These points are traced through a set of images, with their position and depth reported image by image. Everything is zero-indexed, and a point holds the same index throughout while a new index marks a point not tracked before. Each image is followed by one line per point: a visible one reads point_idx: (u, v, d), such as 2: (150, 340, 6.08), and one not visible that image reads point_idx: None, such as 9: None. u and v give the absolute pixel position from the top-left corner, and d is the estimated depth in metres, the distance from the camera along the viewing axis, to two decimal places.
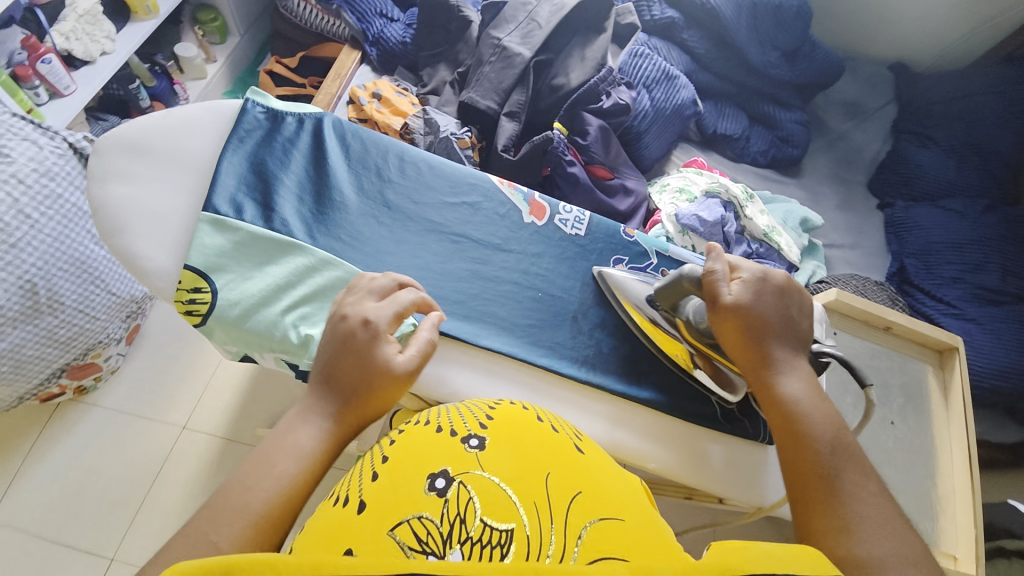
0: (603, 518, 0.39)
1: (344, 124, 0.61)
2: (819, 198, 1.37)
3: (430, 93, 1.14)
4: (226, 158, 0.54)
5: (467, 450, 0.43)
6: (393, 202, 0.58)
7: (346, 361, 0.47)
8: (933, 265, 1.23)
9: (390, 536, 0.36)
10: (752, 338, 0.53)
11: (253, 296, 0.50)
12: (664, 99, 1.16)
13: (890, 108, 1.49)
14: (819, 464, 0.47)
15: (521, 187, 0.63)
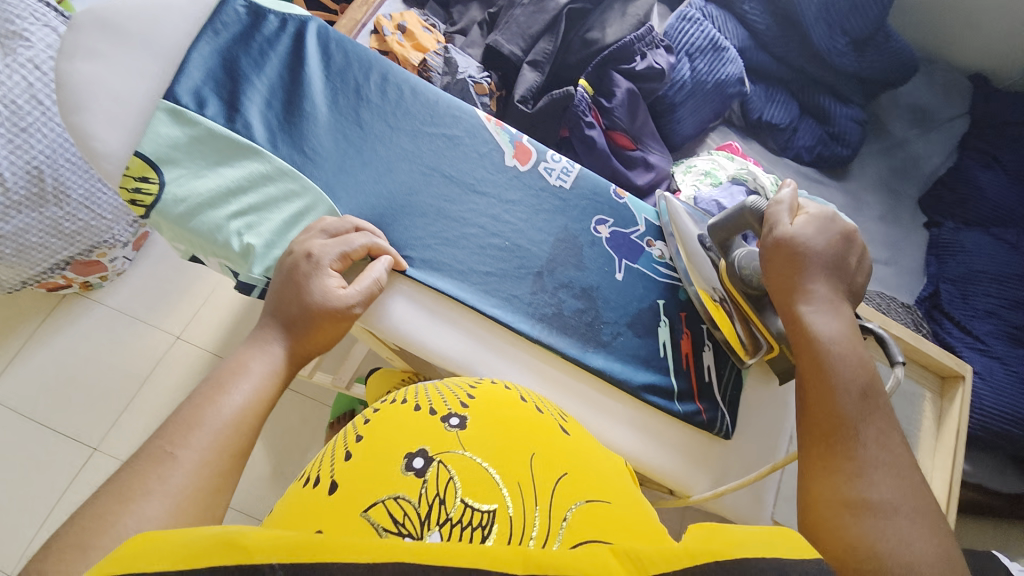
0: (592, 500, 0.35)
1: (332, 34, 0.62)
2: (862, 207, 1.26)
3: (458, 32, 1.08)
4: (197, 50, 0.55)
5: (447, 429, 0.39)
6: (364, 118, 0.59)
7: (290, 293, 0.49)
8: (971, 295, 1.13)
9: (362, 517, 0.32)
10: (805, 279, 0.51)
11: (200, 195, 0.51)
12: (707, 71, 1.06)
13: (961, 121, 1.34)
14: (845, 411, 0.46)
15: (507, 127, 0.62)
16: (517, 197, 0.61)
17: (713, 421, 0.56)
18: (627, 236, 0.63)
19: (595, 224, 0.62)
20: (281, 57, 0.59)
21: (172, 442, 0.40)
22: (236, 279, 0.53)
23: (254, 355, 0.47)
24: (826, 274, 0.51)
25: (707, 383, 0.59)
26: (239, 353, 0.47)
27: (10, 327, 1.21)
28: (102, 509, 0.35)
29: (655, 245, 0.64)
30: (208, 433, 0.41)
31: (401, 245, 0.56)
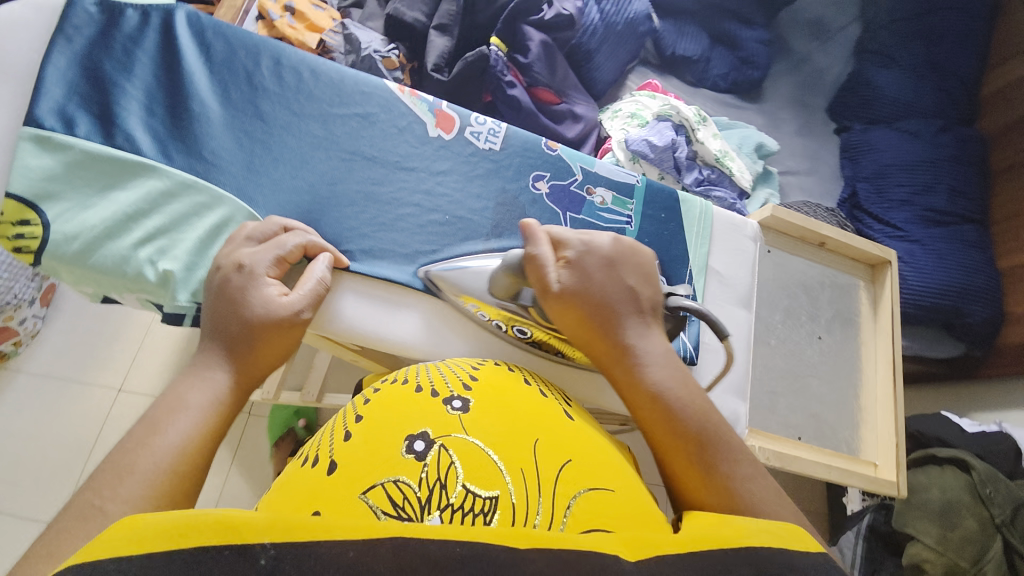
0: (592, 486, 0.37)
1: (207, 19, 0.56)
2: (778, 124, 1.33)
3: (354, 6, 1.01)
4: (51, 61, 0.49)
5: (450, 412, 0.40)
6: (265, 111, 0.54)
7: (223, 308, 0.45)
8: (884, 188, 1.20)
9: (362, 500, 0.33)
10: (599, 327, 0.48)
11: (95, 228, 0.46)
12: (616, 12, 1.05)
13: (854, 27, 1.43)
14: (687, 458, 0.42)
15: (424, 95, 0.58)
16: (450, 168, 0.58)
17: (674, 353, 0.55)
18: (568, 187, 0.60)
19: (533, 180, 0.59)
20: (154, 56, 0.53)
21: (108, 491, 0.36)
22: (161, 311, 0.49)
23: (195, 387, 0.43)
24: (614, 307, 0.48)
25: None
26: (176, 387, 0.43)
27: None
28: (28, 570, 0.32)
29: (595, 192, 0.60)
30: (142, 478, 0.37)
31: (336, 240, 0.53)
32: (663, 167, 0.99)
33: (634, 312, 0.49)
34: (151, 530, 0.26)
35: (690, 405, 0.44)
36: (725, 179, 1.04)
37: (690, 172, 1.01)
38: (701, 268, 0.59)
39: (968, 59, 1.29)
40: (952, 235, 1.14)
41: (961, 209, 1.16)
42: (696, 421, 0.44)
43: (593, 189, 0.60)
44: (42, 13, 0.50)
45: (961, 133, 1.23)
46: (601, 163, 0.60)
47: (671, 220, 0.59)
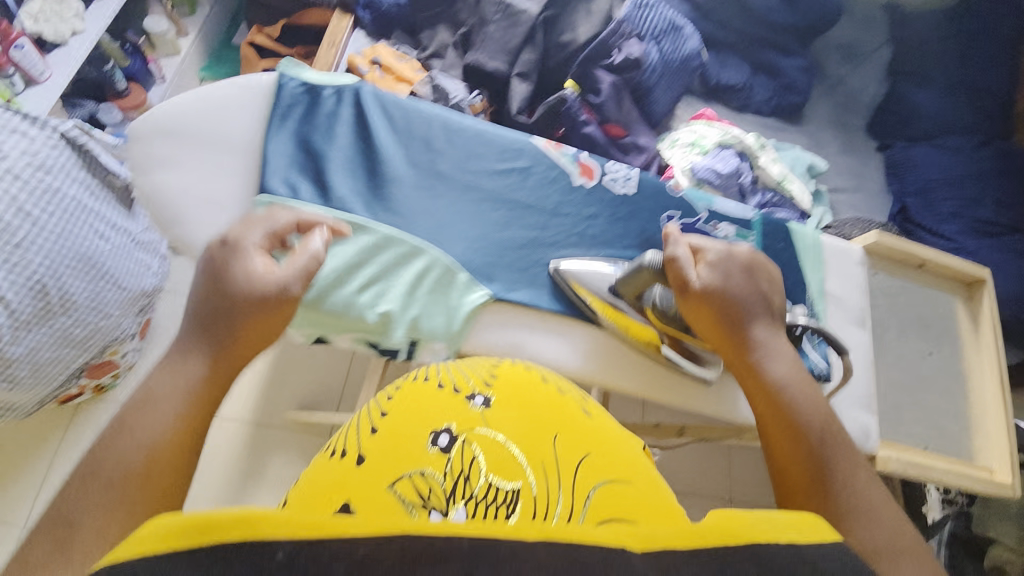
0: (609, 479, 0.48)
1: (386, 92, 0.67)
2: (822, 144, 1.39)
3: (432, 57, 1.09)
4: (273, 137, 0.61)
5: (473, 409, 0.51)
6: (438, 166, 0.64)
7: (205, 290, 0.50)
8: (933, 202, 1.26)
9: (392, 490, 0.46)
10: (727, 324, 0.54)
11: (327, 279, 0.58)
12: (672, 50, 1.13)
13: (885, 50, 1.48)
14: (805, 453, 0.47)
15: (569, 148, 0.66)
16: (589, 209, 0.65)
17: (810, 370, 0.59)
18: (694, 226, 0.65)
19: (664, 221, 0.65)
20: (349, 124, 0.64)
21: (139, 464, 0.42)
22: (377, 348, 0.59)
23: (175, 374, 0.47)
24: (746, 309, 0.54)
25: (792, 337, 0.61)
26: (155, 377, 0.47)
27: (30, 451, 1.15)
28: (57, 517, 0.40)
29: (719, 228, 0.64)
30: (119, 465, 0.42)
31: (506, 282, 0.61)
32: (727, 192, 1.05)
33: (766, 317, 0.55)
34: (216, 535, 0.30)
35: (813, 406, 0.49)
36: (786, 201, 1.09)
37: (752, 196, 1.08)
38: (820, 293, 0.63)
39: (1001, 77, 1.37)
40: (1005, 246, 1.20)
41: (1009, 219, 1.22)
42: (818, 424, 0.48)
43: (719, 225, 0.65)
44: (257, 97, 0.63)
45: (1002, 147, 1.31)
46: (721, 202, 0.65)
47: (789, 250, 0.63)
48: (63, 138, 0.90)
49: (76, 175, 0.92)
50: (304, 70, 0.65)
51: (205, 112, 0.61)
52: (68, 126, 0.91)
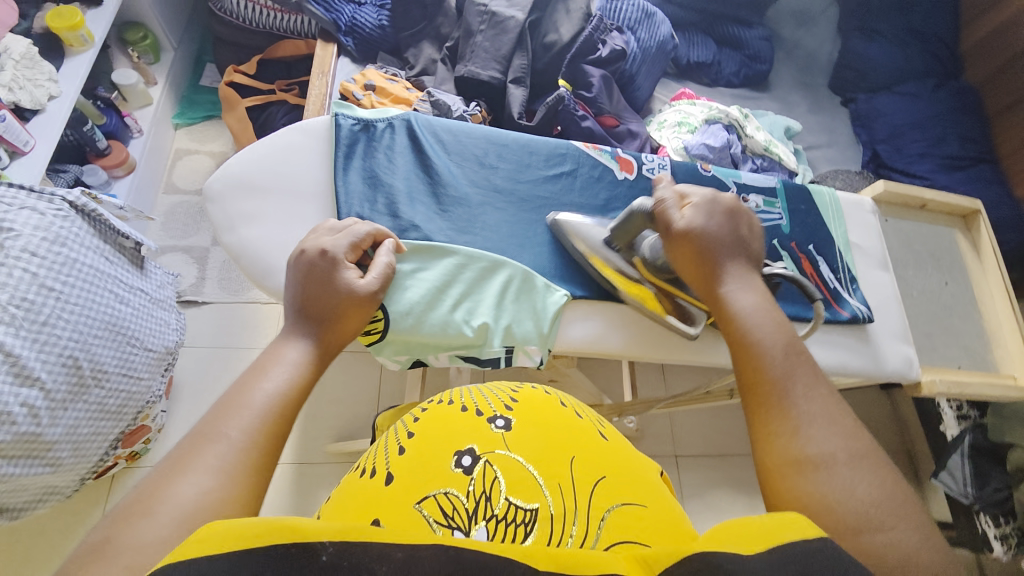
0: (626, 501, 0.40)
1: (431, 120, 0.74)
2: (791, 106, 1.47)
3: (422, 74, 1.11)
4: (341, 170, 0.67)
5: (493, 430, 0.44)
6: (493, 180, 0.71)
7: (312, 284, 0.50)
8: (902, 146, 1.35)
9: (417, 510, 0.38)
10: (697, 260, 0.56)
11: (423, 305, 0.61)
12: (648, 38, 1.17)
13: (832, 11, 1.57)
14: (771, 371, 0.46)
15: (606, 147, 0.75)
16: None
17: (855, 316, 0.65)
18: None
19: None
20: (407, 154, 0.71)
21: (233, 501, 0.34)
22: (475, 359, 0.64)
23: (280, 354, 0.45)
24: (714, 242, 0.56)
25: (833, 289, 0.67)
26: (271, 348, 0.45)
27: (67, 535, 1.09)
28: (141, 490, 0.33)
29: (749, 199, 0.69)
30: (230, 444, 0.36)
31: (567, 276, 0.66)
32: (723, 164, 1.11)
33: (735, 252, 0.56)
34: (220, 535, 0.27)
35: (779, 333, 0.48)
36: (775, 165, 1.17)
37: (744, 164, 1.14)
38: (846, 245, 0.70)
39: (946, 21, 1.46)
40: (972, 177, 1.30)
41: (972, 152, 1.33)
42: (779, 346, 0.47)
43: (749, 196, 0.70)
44: (317, 138, 0.69)
45: (955, 86, 1.41)
46: (747, 175, 0.71)
47: (813, 210, 0.70)
48: (71, 206, 0.88)
49: (90, 242, 0.90)
50: (355, 108, 0.72)
51: (271, 161, 0.67)
52: (74, 194, 0.88)
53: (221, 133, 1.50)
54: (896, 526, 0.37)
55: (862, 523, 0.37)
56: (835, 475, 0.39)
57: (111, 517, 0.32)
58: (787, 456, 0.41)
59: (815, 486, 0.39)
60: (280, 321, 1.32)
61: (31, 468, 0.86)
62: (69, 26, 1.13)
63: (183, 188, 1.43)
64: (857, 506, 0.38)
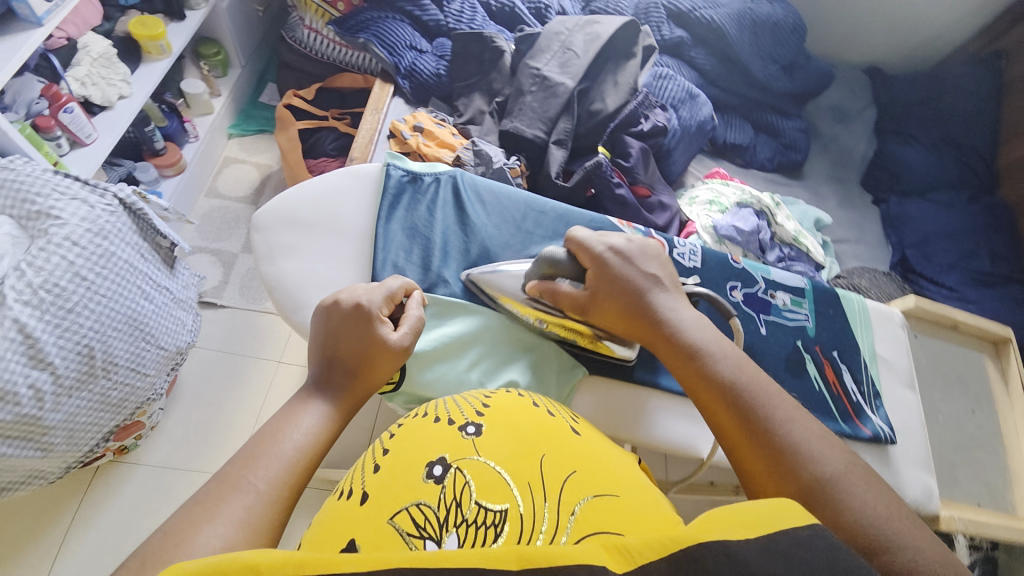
0: (598, 494, 0.41)
1: (476, 180, 0.77)
2: (822, 198, 1.47)
3: (468, 122, 1.16)
4: (381, 220, 0.71)
5: (465, 438, 0.45)
6: (524, 246, 0.74)
7: (346, 339, 0.52)
8: (932, 254, 1.36)
9: (390, 524, 0.38)
10: (617, 292, 0.61)
11: (438, 360, 0.64)
12: (689, 117, 1.22)
13: (871, 110, 1.61)
14: (725, 394, 0.52)
15: (641, 226, 0.73)
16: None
17: (877, 435, 0.65)
18: (756, 294, 0.70)
19: (729, 290, 0.70)
20: (446, 210, 0.74)
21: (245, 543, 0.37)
22: None
23: (299, 414, 0.47)
24: (639, 289, 0.61)
25: (857, 402, 0.67)
26: (286, 411, 0.47)
27: (43, 520, 1.07)
28: (171, 533, 0.36)
29: (777, 296, 0.71)
30: (248, 491, 0.39)
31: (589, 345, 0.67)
32: (749, 247, 1.11)
33: (662, 289, 0.61)
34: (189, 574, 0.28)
35: (736, 363, 0.54)
36: (802, 256, 1.17)
37: (772, 251, 1.14)
38: (873, 357, 0.70)
39: (982, 137, 1.49)
40: (1001, 295, 1.29)
41: (1002, 270, 1.33)
42: (736, 376, 0.53)
43: (776, 293, 0.71)
44: (364, 186, 0.74)
45: (989, 202, 1.42)
46: (777, 272, 0.72)
47: (841, 315, 0.71)
48: (120, 202, 0.93)
49: (129, 239, 0.93)
50: (405, 159, 0.76)
51: (317, 201, 0.72)
52: (126, 192, 0.93)
53: (269, 147, 1.57)
54: (896, 524, 0.44)
55: (871, 527, 0.44)
56: (841, 491, 0.45)
57: (142, 559, 0.35)
58: (798, 485, 0.46)
59: (830, 504, 0.44)
60: (290, 335, 1.33)
61: (22, 451, 0.84)
62: (150, 35, 1.21)
63: (225, 194, 1.48)
64: (868, 514, 0.44)
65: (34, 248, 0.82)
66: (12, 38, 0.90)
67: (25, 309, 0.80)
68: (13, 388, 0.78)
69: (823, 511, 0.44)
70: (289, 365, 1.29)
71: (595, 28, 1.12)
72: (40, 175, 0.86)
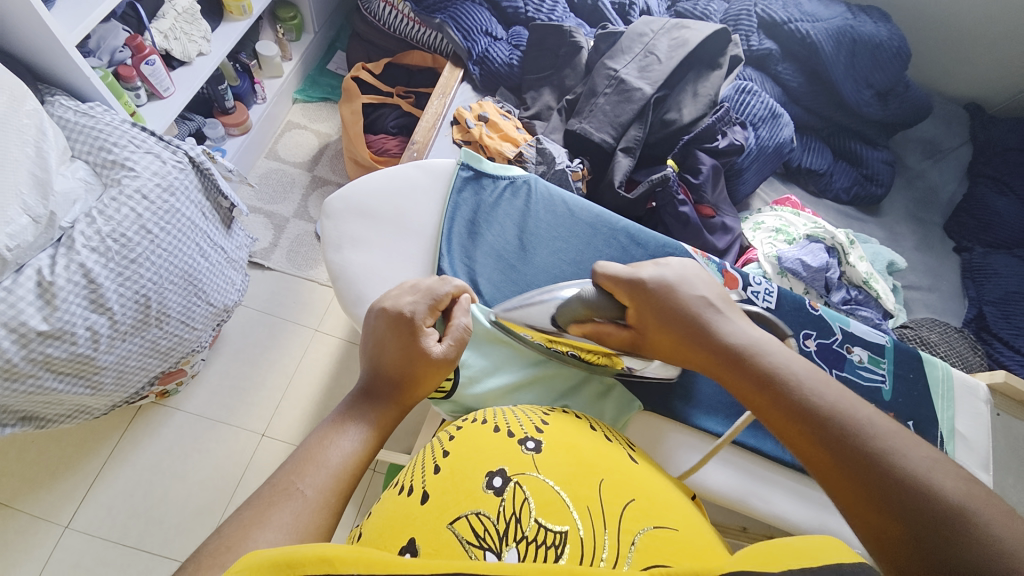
0: (657, 526, 0.38)
1: (550, 189, 0.78)
2: (898, 238, 1.36)
3: (534, 117, 1.13)
4: (445, 216, 0.73)
5: (524, 452, 0.43)
6: (581, 259, 0.73)
7: (391, 351, 0.51)
8: (1012, 314, 1.23)
9: (449, 530, 0.36)
10: (669, 323, 0.57)
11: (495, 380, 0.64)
12: (769, 137, 1.14)
13: (965, 149, 1.48)
14: (806, 423, 0.46)
15: (717, 258, 0.68)
16: None
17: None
18: (831, 347, 0.66)
19: (801, 338, 0.66)
20: (513, 215, 0.76)
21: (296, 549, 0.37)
22: None
23: (354, 421, 0.46)
24: (692, 308, 0.57)
25: None
26: (337, 419, 0.46)
27: (83, 451, 1.14)
28: (225, 536, 0.36)
29: (853, 351, 0.66)
30: (299, 499, 0.39)
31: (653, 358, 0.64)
32: (814, 285, 1.04)
33: (717, 313, 0.57)
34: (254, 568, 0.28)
35: (822, 384, 0.48)
36: (870, 301, 1.09)
37: (838, 291, 1.07)
38: (950, 432, 0.65)
39: None
40: None
41: None
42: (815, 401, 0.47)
43: (853, 347, 0.66)
44: (433, 182, 0.76)
45: None
46: (856, 326, 0.67)
47: (921, 381, 0.66)
48: (189, 160, 0.95)
49: (193, 196, 0.95)
50: (477, 160, 0.77)
51: (381, 191, 0.73)
52: (196, 150, 0.96)
53: (331, 115, 1.58)
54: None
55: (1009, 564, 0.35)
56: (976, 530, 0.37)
57: (197, 561, 0.34)
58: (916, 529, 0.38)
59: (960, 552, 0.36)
60: (329, 306, 1.35)
61: (73, 387, 0.87)
62: None
63: (284, 158, 1.51)
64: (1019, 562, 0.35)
65: (106, 197, 0.85)
66: None
67: (93, 255, 0.82)
68: (72, 328, 0.81)
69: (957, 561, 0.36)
70: (325, 335, 1.31)
71: (682, 32, 1.06)
72: (119, 126, 0.90)
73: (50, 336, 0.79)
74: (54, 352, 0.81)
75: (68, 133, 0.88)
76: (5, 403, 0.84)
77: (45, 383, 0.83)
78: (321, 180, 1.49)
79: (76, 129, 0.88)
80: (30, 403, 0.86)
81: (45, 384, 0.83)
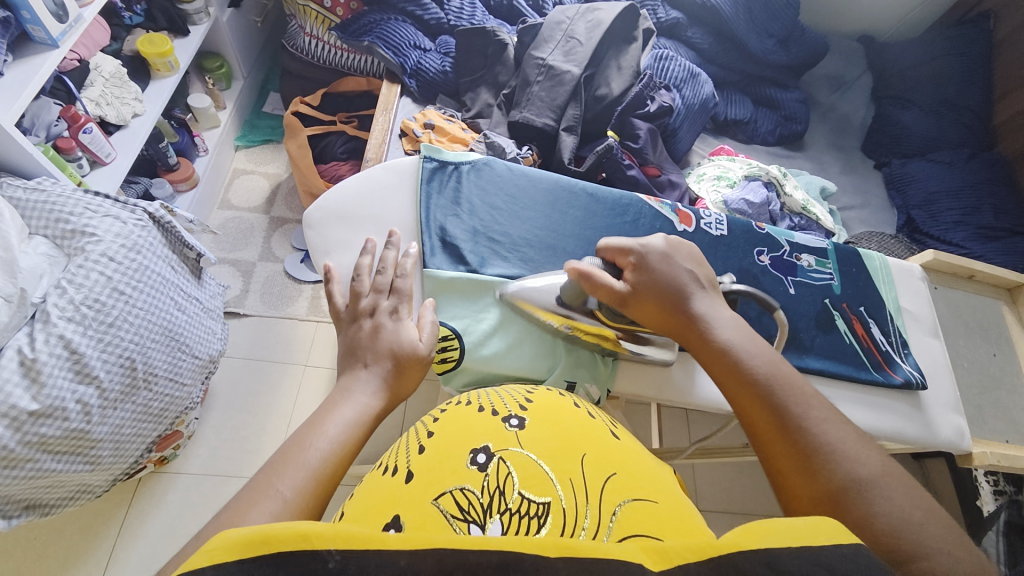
0: (636, 498, 0.43)
1: (510, 166, 0.83)
2: (824, 166, 1.48)
3: (477, 117, 1.19)
4: (419, 206, 0.77)
5: (507, 429, 0.48)
6: (552, 223, 0.79)
7: (376, 346, 0.59)
8: (937, 213, 1.35)
9: (435, 505, 0.40)
10: (661, 304, 0.63)
11: (494, 342, 0.70)
12: (692, 95, 1.24)
13: (866, 77, 1.63)
14: (767, 399, 0.55)
15: (668, 201, 0.79)
16: None
17: (909, 381, 0.68)
18: (783, 257, 0.74)
19: (756, 255, 0.74)
20: (479, 194, 0.80)
21: None
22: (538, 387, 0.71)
23: (341, 408, 0.53)
24: (678, 291, 0.63)
25: (886, 351, 0.71)
26: (328, 407, 0.53)
27: (88, 535, 1.10)
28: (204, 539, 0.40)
29: (802, 258, 0.74)
30: (276, 500, 0.43)
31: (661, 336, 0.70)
32: (760, 219, 1.14)
33: (703, 294, 0.64)
34: (231, 545, 0.30)
35: (774, 368, 0.57)
36: (812, 224, 1.19)
37: (782, 221, 1.17)
38: (898, 309, 0.74)
39: (976, 96, 1.50)
40: (1009, 248, 1.29)
41: (1007, 223, 1.33)
42: (772, 381, 0.56)
43: (801, 255, 0.75)
44: (398, 178, 0.80)
45: (988, 158, 1.43)
46: (800, 236, 0.76)
47: (864, 273, 0.75)
48: (149, 217, 0.96)
49: (160, 251, 0.96)
50: (436, 151, 0.82)
51: (352, 197, 0.77)
52: (154, 206, 0.96)
53: (277, 155, 1.59)
54: (920, 526, 0.47)
55: (899, 530, 0.46)
56: (873, 493, 0.48)
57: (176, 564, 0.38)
58: (824, 485, 0.49)
59: (854, 504, 0.48)
60: (314, 340, 1.35)
61: (72, 465, 0.86)
62: (159, 53, 1.23)
63: (237, 205, 1.51)
64: (892, 516, 0.47)
65: (73, 265, 0.85)
66: (26, 64, 0.92)
67: (70, 325, 0.82)
68: (62, 403, 0.80)
69: (849, 511, 0.48)
70: (316, 368, 1.32)
71: (595, 14, 1.14)
72: (72, 195, 0.89)
73: (42, 415, 0.78)
74: (48, 430, 0.80)
75: (21, 212, 0.87)
76: (6, 494, 0.82)
77: (44, 464, 0.82)
78: (279, 219, 1.50)
79: (29, 207, 0.87)
80: (30, 490, 0.84)
81: (45, 465, 0.82)
